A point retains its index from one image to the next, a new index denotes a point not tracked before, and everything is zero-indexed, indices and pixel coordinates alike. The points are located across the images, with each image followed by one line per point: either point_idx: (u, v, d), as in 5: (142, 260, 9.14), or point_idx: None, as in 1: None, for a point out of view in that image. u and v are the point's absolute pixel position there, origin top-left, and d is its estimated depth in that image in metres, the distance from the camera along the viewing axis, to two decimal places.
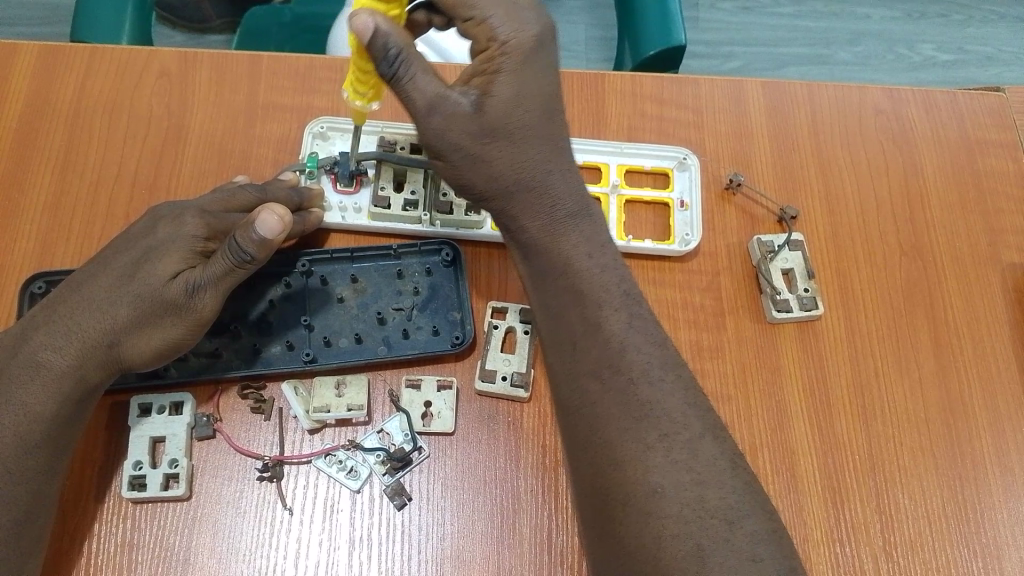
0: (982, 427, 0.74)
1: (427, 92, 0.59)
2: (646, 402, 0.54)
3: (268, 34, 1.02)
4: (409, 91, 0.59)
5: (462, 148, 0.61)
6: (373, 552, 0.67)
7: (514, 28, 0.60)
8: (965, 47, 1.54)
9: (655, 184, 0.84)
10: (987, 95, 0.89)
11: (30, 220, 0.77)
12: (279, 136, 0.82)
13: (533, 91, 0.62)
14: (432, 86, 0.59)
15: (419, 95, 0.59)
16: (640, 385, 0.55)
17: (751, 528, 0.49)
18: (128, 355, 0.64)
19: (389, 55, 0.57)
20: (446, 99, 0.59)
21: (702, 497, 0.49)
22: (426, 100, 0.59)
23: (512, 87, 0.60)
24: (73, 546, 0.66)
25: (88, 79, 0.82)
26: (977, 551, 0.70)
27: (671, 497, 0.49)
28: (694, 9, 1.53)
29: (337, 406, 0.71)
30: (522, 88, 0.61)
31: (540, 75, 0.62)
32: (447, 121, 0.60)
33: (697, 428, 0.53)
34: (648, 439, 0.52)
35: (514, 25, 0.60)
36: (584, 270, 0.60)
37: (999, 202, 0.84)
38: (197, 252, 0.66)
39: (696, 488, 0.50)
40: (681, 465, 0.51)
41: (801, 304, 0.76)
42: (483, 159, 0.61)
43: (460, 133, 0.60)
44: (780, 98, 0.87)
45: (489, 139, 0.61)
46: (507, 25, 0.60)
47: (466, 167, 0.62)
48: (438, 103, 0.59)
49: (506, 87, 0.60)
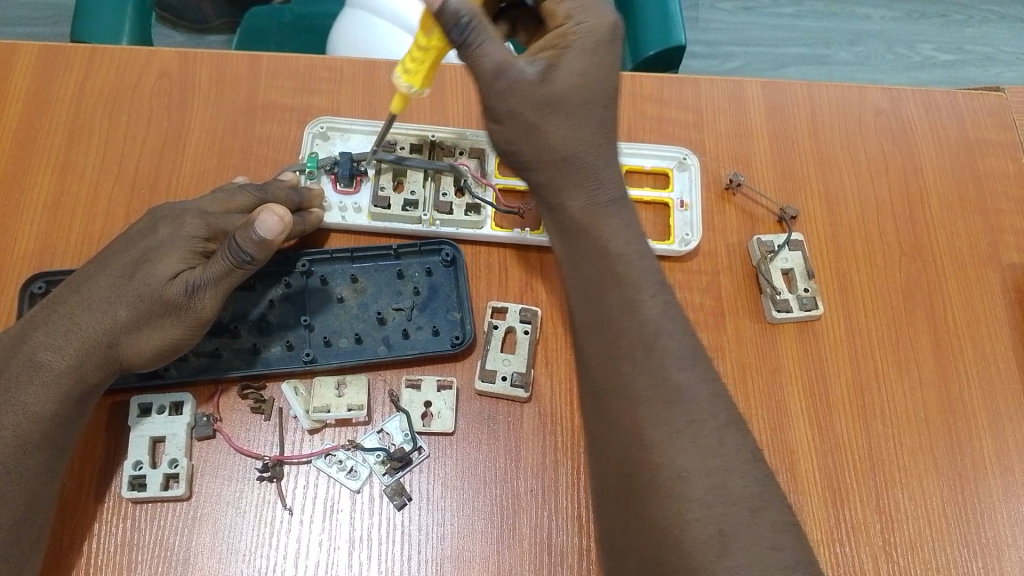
0: (982, 427, 0.74)
1: (496, 58, 0.57)
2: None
3: (268, 34, 1.02)
4: (477, 56, 0.57)
5: (518, 115, 0.58)
6: (373, 552, 0.67)
7: (592, 13, 0.61)
8: (964, 47, 1.54)
9: (655, 184, 0.84)
10: (987, 96, 0.89)
11: (30, 221, 0.77)
12: (279, 136, 0.82)
13: (598, 77, 0.60)
14: (501, 53, 0.57)
15: (489, 60, 0.57)
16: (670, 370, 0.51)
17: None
18: (127, 355, 0.64)
19: (460, 22, 0.55)
20: (515, 66, 0.58)
21: (726, 484, 0.47)
22: (494, 64, 0.57)
23: (582, 65, 0.60)
24: (73, 547, 0.66)
25: (88, 80, 0.82)
26: (977, 551, 0.70)
27: (697, 482, 0.47)
28: (694, 9, 1.53)
29: (337, 406, 0.71)
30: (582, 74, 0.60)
31: (606, 64, 0.61)
32: (514, 86, 0.58)
33: (722, 418, 0.50)
34: (676, 424, 0.49)
35: (590, 11, 0.61)
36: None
37: (999, 202, 0.84)
38: (197, 253, 0.66)
39: (722, 474, 0.47)
40: (707, 451, 0.48)
41: (801, 304, 0.76)
42: (536, 128, 0.59)
43: (523, 102, 0.58)
44: (780, 98, 0.87)
45: (547, 110, 0.59)
46: (584, 11, 0.61)
47: (519, 137, 0.59)
48: (506, 68, 0.57)
49: (575, 63, 0.60)
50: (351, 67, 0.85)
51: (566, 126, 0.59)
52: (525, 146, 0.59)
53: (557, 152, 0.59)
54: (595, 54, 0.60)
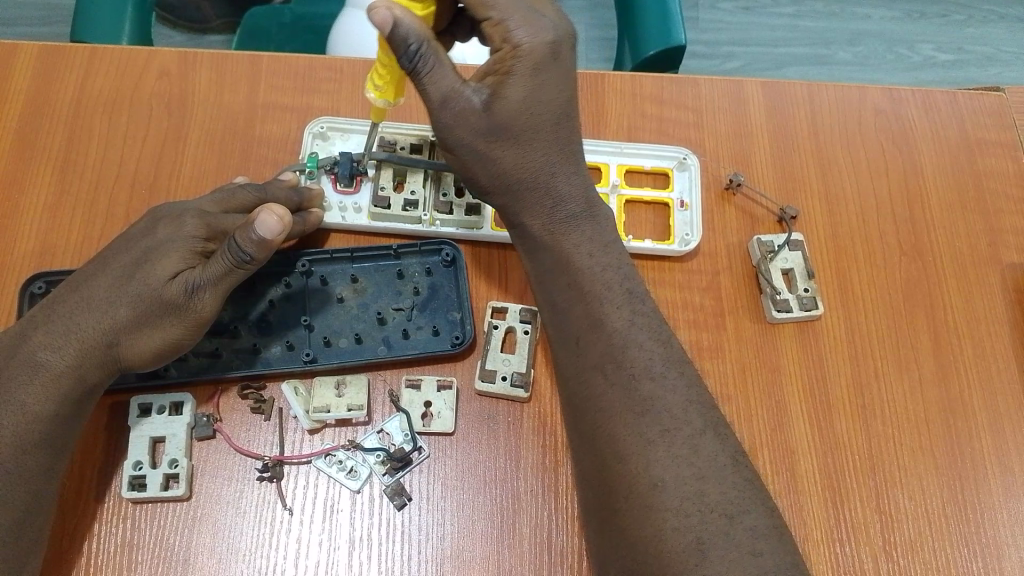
0: (982, 427, 0.74)
1: (444, 86, 0.59)
2: (649, 397, 0.54)
3: (269, 33, 1.02)
4: (425, 84, 0.59)
5: (467, 144, 0.62)
6: (373, 552, 0.67)
7: (533, 32, 0.60)
8: (964, 47, 1.54)
9: (655, 184, 0.84)
10: (987, 95, 0.89)
11: (30, 221, 0.77)
12: (279, 136, 0.82)
13: (543, 100, 0.62)
14: (447, 81, 0.59)
15: (436, 89, 0.59)
16: (642, 381, 0.55)
17: (760, 525, 0.50)
18: (127, 355, 0.64)
19: (410, 50, 0.57)
20: (460, 94, 0.60)
21: (703, 492, 0.50)
22: (440, 94, 0.59)
23: (525, 90, 0.61)
24: (73, 547, 0.66)
25: (88, 79, 0.82)
26: (977, 551, 0.70)
27: (673, 491, 0.50)
28: (694, 9, 1.53)
29: (337, 406, 0.71)
30: (534, 92, 0.61)
31: (551, 83, 0.62)
32: (460, 116, 0.61)
33: (698, 424, 0.54)
34: (650, 434, 0.53)
35: (532, 28, 0.60)
36: (578, 273, 0.61)
37: (998, 202, 0.84)
38: (196, 253, 0.66)
39: (698, 483, 0.51)
40: (682, 460, 0.51)
41: (801, 304, 0.76)
42: (486, 156, 0.63)
43: (469, 131, 0.61)
44: (780, 98, 0.87)
45: (495, 139, 0.62)
46: (525, 29, 0.60)
47: (471, 163, 0.63)
48: (452, 98, 0.60)
49: (518, 90, 0.61)
50: (351, 66, 0.85)
51: (514, 152, 0.63)
52: (478, 172, 0.64)
53: (509, 179, 0.64)
54: (537, 75, 0.61)
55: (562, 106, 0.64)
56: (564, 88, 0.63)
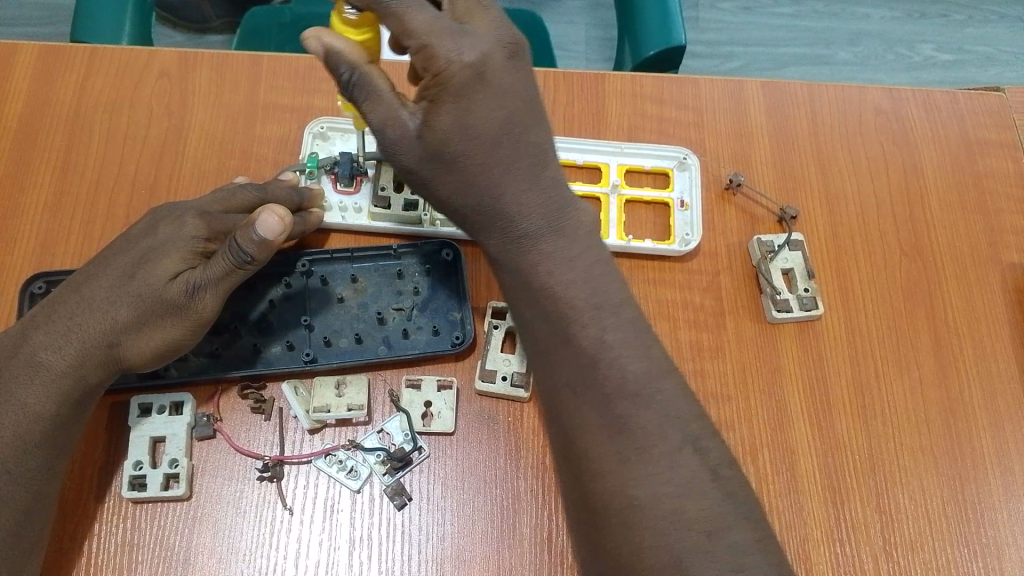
0: (982, 427, 0.74)
1: (381, 112, 0.57)
2: (645, 400, 0.53)
3: (269, 33, 1.02)
4: (362, 109, 0.57)
5: (410, 170, 0.59)
6: (373, 552, 0.67)
7: (458, 49, 0.55)
8: (964, 46, 1.54)
9: (655, 184, 0.84)
10: (987, 95, 0.89)
11: (31, 220, 0.77)
12: (279, 136, 0.82)
13: (487, 116, 0.57)
14: (383, 107, 0.57)
15: (372, 115, 0.57)
16: (636, 386, 0.54)
17: (758, 530, 0.50)
18: (128, 356, 0.64)
19: (342, 75, 0.56)
20: (398, 120, 0.57)
21: (708, 493, 0.50)
22: (377, 120, 0.57)
23: (465, 113, 0.56)
24: (73, 547, 0.66)
25: (89, 79, 0.82)
26: (977, 551, 0.70)
27: None
28: (694, 9, 1.53)
29: (337, 406, 0.71)
30: (474, 110, 0.56)
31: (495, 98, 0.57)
32: (400, 143, 0.58)
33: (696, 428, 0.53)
34: None
35: (458, 46, 0.55)
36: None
37: (999, 202, 0.84)
38: (197, 253, 0.66)
39: None
40: (691, 458, 0.51)
41: (801, 304, 0.76)
42: (432, 181, 0.59)
43: (412, 156, 0.58)
44: (780, 98, 0.87)
45: (440, 165, 0.58)
46: (449, 50, 0.54)
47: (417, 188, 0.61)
48: (388, 125, 0.57)
49: (456, 113, 0.56)
50: None
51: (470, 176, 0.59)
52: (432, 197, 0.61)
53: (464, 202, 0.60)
54: (474, 94, 0.56)
55: (512, 122, 0.58)
56: (506, 102, 0.57)
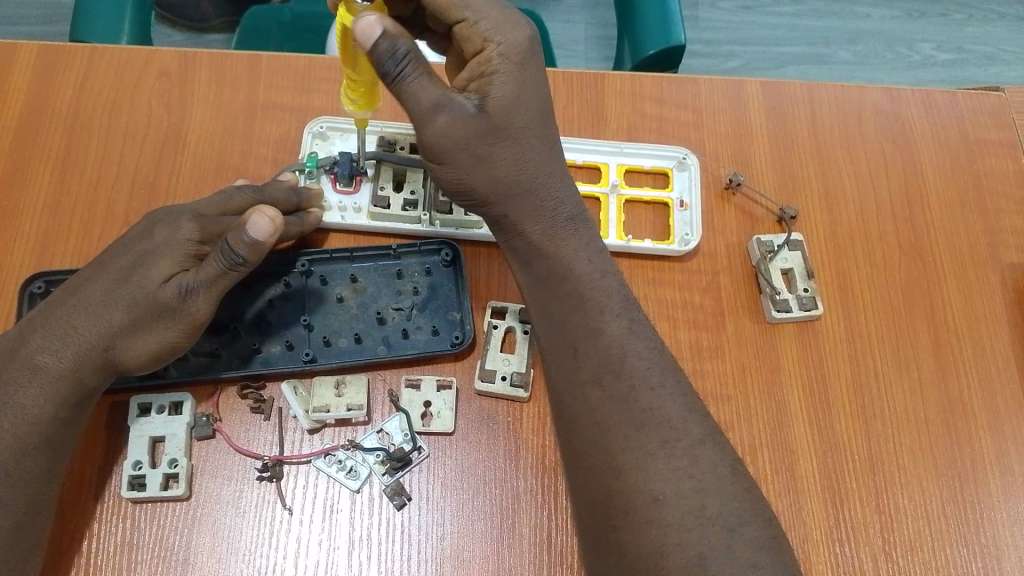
0: (982, 427, 0.74)
1: (432, 92, 0.58)
2: (647, 408, 0.55)
3: (268, 33, 1.01)
4: (414, 89, 0.58)
5: (465, 147, 0.61)
6: (372, 551, 0.67)
7: (508, 29, 0.61)
8: (964, 46, 1.54)
9: (655, 184, 0.84)
10: (987, 95, 0.89)
11: (30, 221, 0.77)
12: (279, 136, 0.82)
13: (529, 96, 0.62)
14: (434, 86, 0.58)
15: (425, 94, 0.58)
16: (641, 391, 0.56)
17: (747, 536, 0.50)
18: (123, 359, 0.64)
19: (395, 54, 0.56)
20: (451, 99, 0.59)
21: (694, 506, 0.50)
22: (432, 98, 0.58)
23: (514, 88, 0.61)
24: (73, 546, 0.66)
25: (88, 79, 0.82)
26: (977, 551, 0.70)
27: (673, 505, 0.50)
28: (694, 8, 1.52)
29: (337, 406, 0.71)
30: (518, 91, 0.61)
31: (535, 79, 0.62)
32: (455, 120, 0.59)
33: (697, 434, 0.54)
34: (650, 446, 0.53)
35: (508, 27, 0.61)
36: (575, 278, 0.62)
37: (998, 202, 0.84)
38: (190, 255, 0.65)
39: (698, 496, 0.51)
40: (681, 472, 0.52)
41: (801, 304, 0.76)
42: (485, 159, 0.62)
43: (464, 134, 0.60)
44: (780, 98, 0.87)
45: (491, 141, 0.61)
46: (502, 28, 0.60)
47: (469, 169, 0.62)
48: (443, 102, 0.59)
49: (506, 88, 0.61)
50: None
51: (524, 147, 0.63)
52: (468, 178, 0.63)
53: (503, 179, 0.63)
54: (523, 69, 0.61)
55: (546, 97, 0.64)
56: (543, 85, 0.63)
